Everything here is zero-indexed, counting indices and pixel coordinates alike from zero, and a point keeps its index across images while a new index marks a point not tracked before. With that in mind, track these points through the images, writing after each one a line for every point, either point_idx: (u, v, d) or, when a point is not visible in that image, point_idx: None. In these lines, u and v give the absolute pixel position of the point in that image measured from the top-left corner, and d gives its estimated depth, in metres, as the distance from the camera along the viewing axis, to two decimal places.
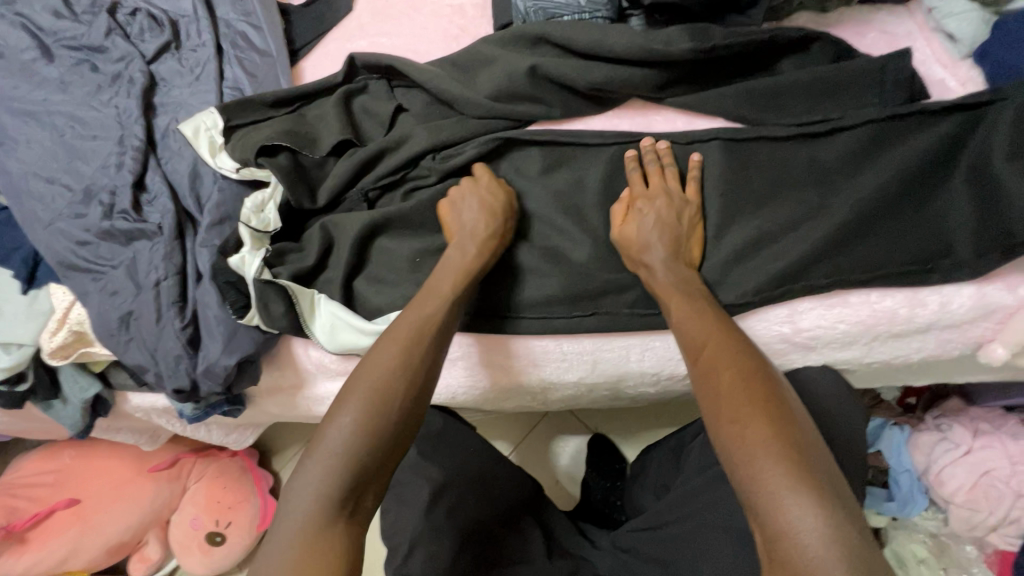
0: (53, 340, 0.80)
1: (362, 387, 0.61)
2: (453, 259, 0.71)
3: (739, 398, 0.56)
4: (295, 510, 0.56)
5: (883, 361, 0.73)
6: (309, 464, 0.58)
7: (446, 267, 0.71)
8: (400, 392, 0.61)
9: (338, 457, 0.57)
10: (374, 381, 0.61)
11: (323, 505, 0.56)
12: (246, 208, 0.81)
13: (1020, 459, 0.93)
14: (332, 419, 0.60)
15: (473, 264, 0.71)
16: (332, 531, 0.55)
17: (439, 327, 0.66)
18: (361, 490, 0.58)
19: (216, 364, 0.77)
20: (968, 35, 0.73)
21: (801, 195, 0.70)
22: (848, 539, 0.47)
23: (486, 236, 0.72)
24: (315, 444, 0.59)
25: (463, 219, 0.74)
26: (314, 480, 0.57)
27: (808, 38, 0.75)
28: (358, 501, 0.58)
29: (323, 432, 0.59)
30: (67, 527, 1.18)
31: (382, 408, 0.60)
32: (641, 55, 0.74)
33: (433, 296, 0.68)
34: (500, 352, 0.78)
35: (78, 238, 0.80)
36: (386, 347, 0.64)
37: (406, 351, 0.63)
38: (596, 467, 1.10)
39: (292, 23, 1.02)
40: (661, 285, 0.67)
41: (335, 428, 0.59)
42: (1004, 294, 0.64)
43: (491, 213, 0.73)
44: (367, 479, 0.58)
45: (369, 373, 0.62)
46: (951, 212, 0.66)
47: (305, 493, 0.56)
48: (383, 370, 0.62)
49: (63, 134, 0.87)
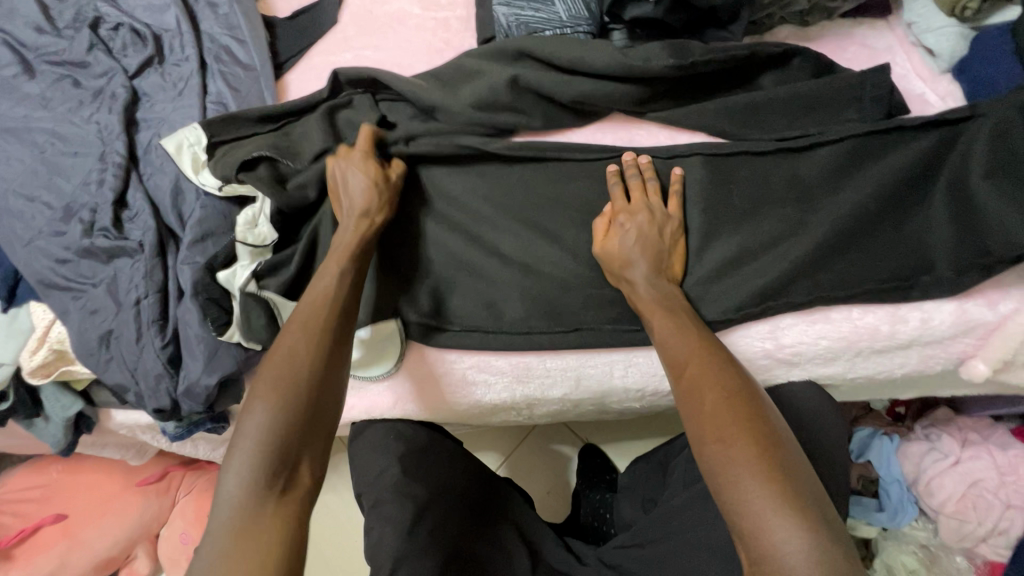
0: (34, 359, 0.79)
1: (272, 373, 0.61)
2: (336, 239, 0.72)
3: (722, 416, 0.56)
4: (224, 501, 0.54)
5: (866, 376, 0.72)
6: (233, 455, 0.57)
7: (334, 249, 0.71)
8: (307, 369, 0.61)
9: (259, 441, 0.56)
10: (280, 364, 0.61)
11: (250, 495, 0.54)
12: (238, 225, 0.79)
13: (1008, 470, 0.93)
14: (249, 407, 0.59)
15: (355, 240, 0.71)
16: (266, 513, 0.54)
17: (337, 303, 0.66)
18: (292, 468, 0.57)
19: (197, 384, 0.76)
20: (947, 50, 0.73)
21: (781, 210, 0.70)
22: (831, 562, 0.46)
23: (365, 214, 0.73)
24: (237, 435, 0.58)
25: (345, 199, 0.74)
26: (238, 468, 0.56)
27: (788, 53, 0.75)
28: (291, 480, 0.57)
29: (243, 422, 0.58)
30: (52, 543, 1.16)
31: (294, 386, 0.59)
32: (621, 71, 0.74)
33: (327, 276, 0.68)
34: (416, 366, 0.79)
35: (59, 256, 0.80)
36: (290, 332, 0.64)
37: (314, 337, 0.63)
38: (586, 479, 1.09)
39: (277, 36, 1.02)
40: (645, 302, 0.67)
41: (252, 414, 0.58)
42: (984, 310, 0.64)
43: (371, 193, 0.73)
44: (294, 457, 0.57)
45: (274, 358, 0.62)
46: (929, 229, 0.66)
47: (231, 483, 0.55)
48: (289, 352, 0.62)
49: (44, 150, 0.87)
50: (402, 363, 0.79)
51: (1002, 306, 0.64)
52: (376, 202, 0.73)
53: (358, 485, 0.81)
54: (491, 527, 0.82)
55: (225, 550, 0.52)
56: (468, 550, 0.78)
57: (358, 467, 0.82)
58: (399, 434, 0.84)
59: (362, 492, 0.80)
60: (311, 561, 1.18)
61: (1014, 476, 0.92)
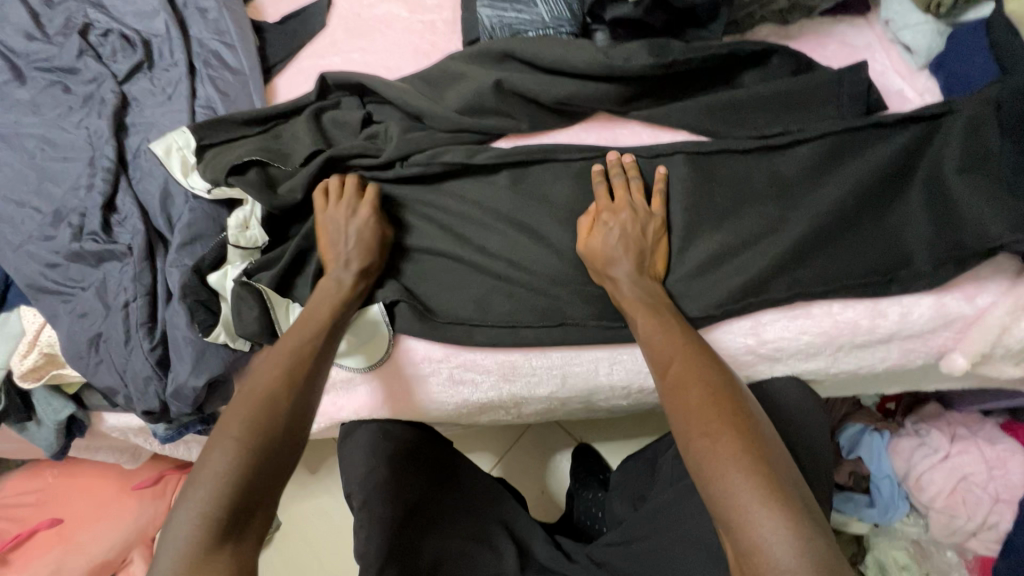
0: (24, 362, 0.80)
1: (243, 411, 0.60)
2: (321, 289, 0.73)
3: (707, 411, 0.56)
4: (178, 540, 0.53)
5: (849, 371, 0.73)
6: (191, 491, 0.55)
7: (320, 299, 0.72)
8: (279, 410, 0.61)
9: (223, 477, 0.55)
10: (252, 403, 0.60)
11: (206, 532, 0.53)
12: (230, 228, 0.80)
13: (997, 464, 0.93)
14: (212, 446, 0.58)
15: (345, 294, 0.73)
16: (220, 558, 0.53)
17: (317, 349, 0.68)
18: (251, 511, 0.56)
19: (185, 385, 0.76)
20: (922, 46, 0.74)
21: (762, 208, 0.70)
22: (816, 550, 0.47)
23: (361, 271, 0.74)
24: (195, 474, 0.56)
25: (338, 248, 0.75)
26: (198, 505, 0.54)
27: (767, 51, 0.75)
28: (248, 521, 0.56)
29: (203, 461, 0.57)
30: (48, 548, 1.16)
31: (266, 428, 0.59)
32: (602, 71, 0.75)
33: (310, 323, 0.69)
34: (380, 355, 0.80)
35: (48, 260, 0.80)
36: (264, 373, 0.64)
37: (291, 374, 0.64)
38: (577, 478, 1.09)
39: (267, 40, 1.03)
40: (629, 299, 0.67)
41: (214, 454, 0.57)
42: (961, 304, 0.65)
43: (368, 247, 0.75)
44: (255, 501, 0.56)
45: (243, 397, 0.61)
46: (906, 224, 0.66)
47: (185, 522, 0.54)
48: (261, 392, 0.61)
49: (34, 156, 0.87)
50: (382, 359, 0.80)
51: (979, 299, 0.65)
52: (376, 255, 0.75)
53: (346, 485, 0.80)
54: (481, 526, 0.82)
55: None
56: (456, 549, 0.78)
57: (347, 466, 0.82)
58: (387, 433, 0.84)
59: (351, 492, 0.79)
60: (306, 563, 1.18)
61: (1003, 470, 0.92)
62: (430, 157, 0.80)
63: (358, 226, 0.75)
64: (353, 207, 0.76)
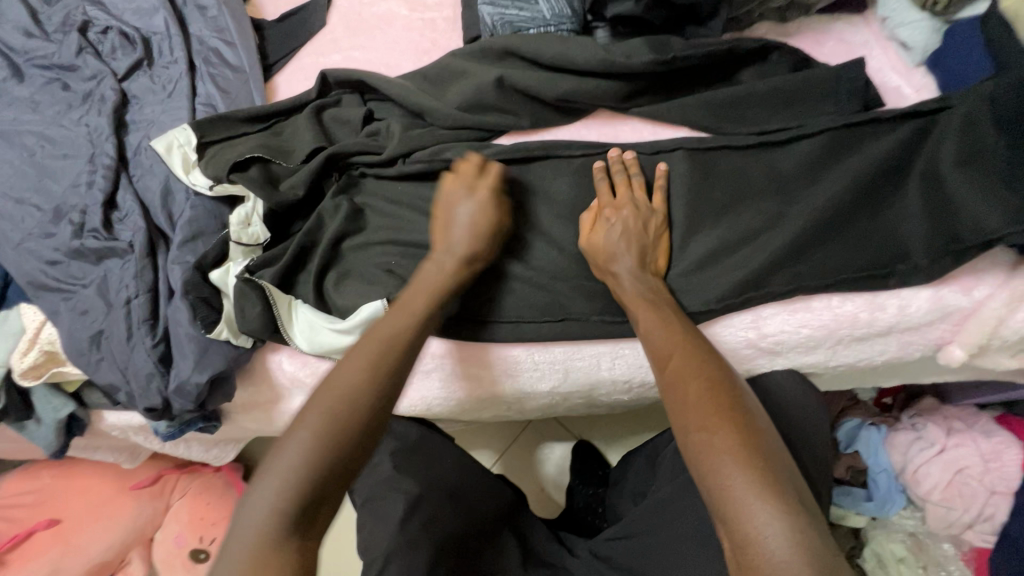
0: (24, 360, 0.80)
1: (323, 403, 0.60)
2: (424, 273, 0.71)
3: (705, 405, 0.57)
4: (249, 521, 0.54)
5: (848, 364, 0.74)
6: (263, 479, 0.56)
7: (419, 287, 0.70)
8: (360, 404, 0.60)
9: (293, 470, 0.56)
10: (338, 395, 0.60)
11: (274, 524, 0.53)
12: (233, 225, 0.80)
13: (992, 457, 0.94)
14: (292, 431, 0.58)
15: (444, 283, 0.70)
16: (288, 549, 0.53)
17: (410, 342, 0.66)
18: (318, 505, 0.56)
19: (188, 382, 0.76)
20: (920, 43, 0.75)
21: (761, 203, 0.71)
22: (810, 543, 0.47)
23: (468, 257, 0.71)
24: (273, 456, 0.57)
25: (453, 231, 0.72)
26: (269, 495, 0.55)
27: (766, 48, 0.76)
28: (315, 516, 0.56)
29: (282, 444, 0.58)
30: (47, 548, 1.16)
31: (345, 421, 0.59)
32: (603, 68, 0.75)
33: (407, 311, 0.67)
34: (463, 363, 0.79)
35: (49, 257, 0.80)
36: (353, 360, 0.63)
37: (376, 365, 0.62)
38: (577, 474, 1.09)
39: (267, 38, 1.03)
40: (628, 294, 0.68)
41: (292, 440, 0.57)
42: (959, 296, 0.66)
43: (479, 232, 0.71)
44: (324, 495, 0.56)
45: (328, 384, 0.61)
46: (904, 217, 0.67)
47: (257, 504, 0.54)
48: (346, 381, 0.61)
49: (34, 153, 0.87)
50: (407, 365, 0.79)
51: (976, 292, 0.65)
52: (488, 241, 0.72)
53: None
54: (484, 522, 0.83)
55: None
56: (458, 546, 0.78)
57: None
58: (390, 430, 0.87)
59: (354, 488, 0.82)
60: None
61: (998, 463, 0.93)
62: (433, 154, 0.80)
63: (478, 209, 0.72)
64: (475, 187, 0.73)
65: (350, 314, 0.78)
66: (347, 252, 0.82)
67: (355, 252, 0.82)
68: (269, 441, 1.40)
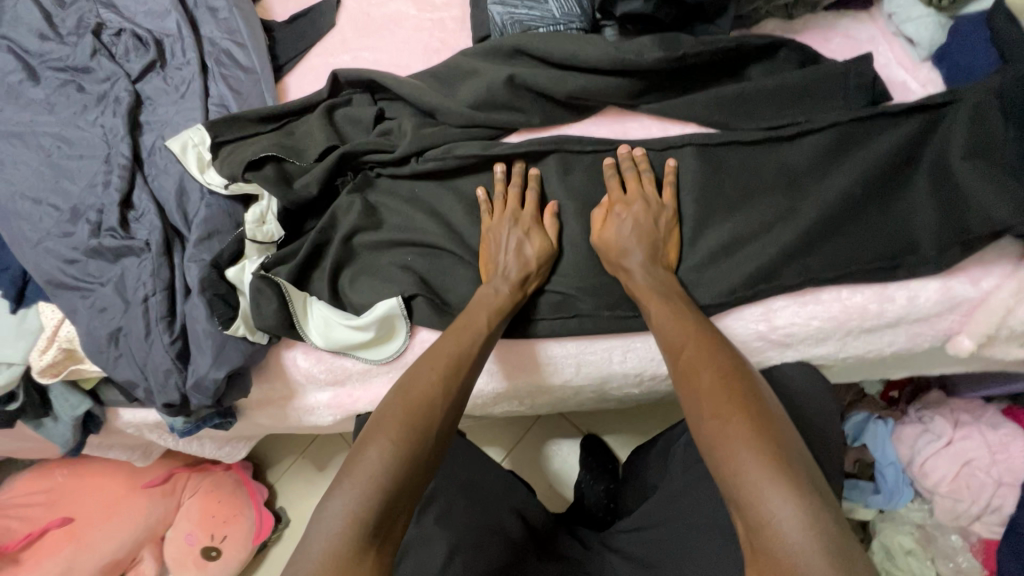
0: (43, 358, 0.81)
1: (397, 415, 0.62)
2: (483, 295, 0.74)
3: (718, 395, 0.58)
4: (327, 531, 0.53)
5: (857, 356, 0.75)
6: (344, 483, 0.56)
7: (478, 305, 0.73)
8: (433, 418, 0.62)
9: (377, 475, 0.56)
10: (414, 406, 0.63)
11: (356, 529, 0.53)
12: (247, 223, 0.82)
13: (999, 449, 0.95)
14: (370, 443, 0.59)
15: (507, 304, 0.72)
16: (367, 557, 0.52)
17: (473, 359, 0.69)
18: (394, 518, 0.56)
19: (205, 378, 0.77)
20: (926, 39, 0.76)
21: (772, 197, 0.72)
22: (823, 526, 0.48)
23: (519, 282, 0.73)
24: (351, 467, 0.58)
25: (498, 260, 0.76)
26: (353, 496, 0.55)
27: (774, 45, 0.77)
28: (388, 531, 0.55)
29: (360, 455, 0.58)
30: (60, 547, 1.17)
31: (421, 435, 0.61)
32: (614, 66, 0.77)
33: (469, 329, 0.70)
34: (510, 360, 0.79)
35: (67, 256, 0.81)
36: (423, 376, 0.66)
37: (446, 380, 0.66)
38: (591, 470, 1.10)
39: (277, 39, 1.04)
40: (641, 287, 0.69)
41: (371, 451, 0.58)
42: (967, 287, 0.67)
43: (527, 260, 0.74)
44: (400, 503, 0.57)
45: (400, 398, 0.64)
46: (913, 210, 0.68)
47: (337, 514, 0.54)
48: (420, 396, 0.63)
49: (50, 154, 0.88)
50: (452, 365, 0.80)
51: (984, 282, 0.66)
52: (530, 274, 0.74)
53: None
54: (496, 516, 0.84)
55: None
56: (471, 539, 0.79)
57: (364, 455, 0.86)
58: None
59: None
60: None
61: (1005, 454, 0.94)
62: (446, 152, 0.82)
63: (518, 239, 0.74)
64: (515, 219, 0.76)
65: (365, 311, 0.79)
66: (362, 251, 0.83)
67: (370, 250, 0.83)
68: (278, 440, 1.41)
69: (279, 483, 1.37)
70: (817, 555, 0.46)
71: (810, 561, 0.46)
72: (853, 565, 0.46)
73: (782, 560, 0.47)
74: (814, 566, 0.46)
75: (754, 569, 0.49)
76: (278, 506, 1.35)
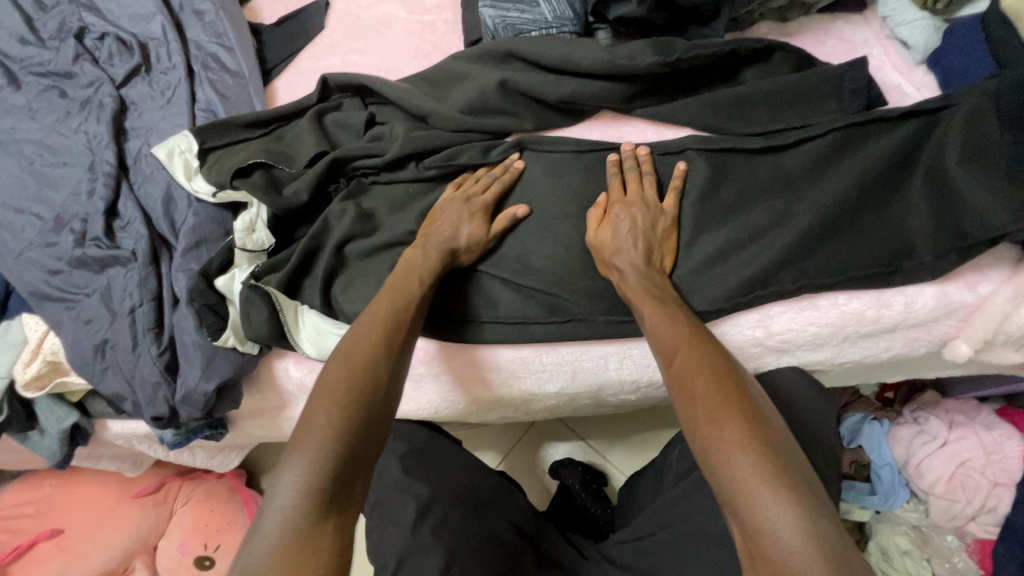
0: (27, 371, 0.79)
1: (339, 378, 0.60)
2: (414, 257, 0.73)
3: (713, 399, 0.57)
4: (282, 508, 0.51)
5: (854, 360, 0.75)
6: (292, 455, 0.54)
7: (410, 269, 0.72)
8: (378, 377, 0.61)
9: (324, 443, 0.55)
10: (356, 367, 0.61)
11: (308, 501, 0.52)
12: (237, 231, 0.80)
13: (994, 449, 0.95)
14: (317, 409, 0.57)
15: (438, 264, 0.73)
16: (324, 528, 0.51)
17: (410, 316, 0.68)
18: (351, 481, 0.55)
19: (195, 390, 0.76)
20: (921, 42, 0.76)
21: (768, 202, 0.71)
22: (821, 532, 0.47)
23: (450, 251, 0.74)
24: (300, 437, 0.56)
25: (434, 228, 0.75)
26: (300, 469, 0.53)
27: (768, 48, 0.77)
28: (347, 496, 0.54)
29: (304, 423, 0.57)
30: (49, 559, 1.15)
31: (367, 394, 0.59)
32: (607, 70, 0.76)
33: (403, 291, 0.70)
34: (507, 366, 0.79)
35: (50, 267, 0.79)
36: (361, 339, 0.64)
37: (385, 336, 0.65)
38: (587, 489, 1.09)
39: (265, 42, 1.03)
40: (634, 290, 0.68)
41: (319, 418, 0.56)
42: (964, 292, 0.66)
43: (459, 238, 0.74)
44: (354, 466, 0.55)
45: (343, 361, 0.62)
46: (910, 214, 0.67)
47: (290, 486, 0.52)
48: (361, 357, 0.62)
49: (32, 161, 0.86)
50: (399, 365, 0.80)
51: (981, 287, 0.66)
52: (459, 255, 0.75)
53: None
54: (493, 524, 0.83)
55: (277, 561, 0.49)
56: (467, 549, 0.79)
57: None
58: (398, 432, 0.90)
59: None
60: None
61: (1000, 455, 0.94)
62: (442, 157, 0.81)
63: (458, 216, 0.74)
64: (467, 200, 0.76)
65: (356, 321, 0.78)
66: (354, 258, 0.81)
67: (362, 258, 0.81)
68: (272, 447, 1.40)
69: None
70: (816, 564, 0.46)
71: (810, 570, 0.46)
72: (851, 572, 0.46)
73: (780, 570, 0.47)
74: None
75: None
76: None
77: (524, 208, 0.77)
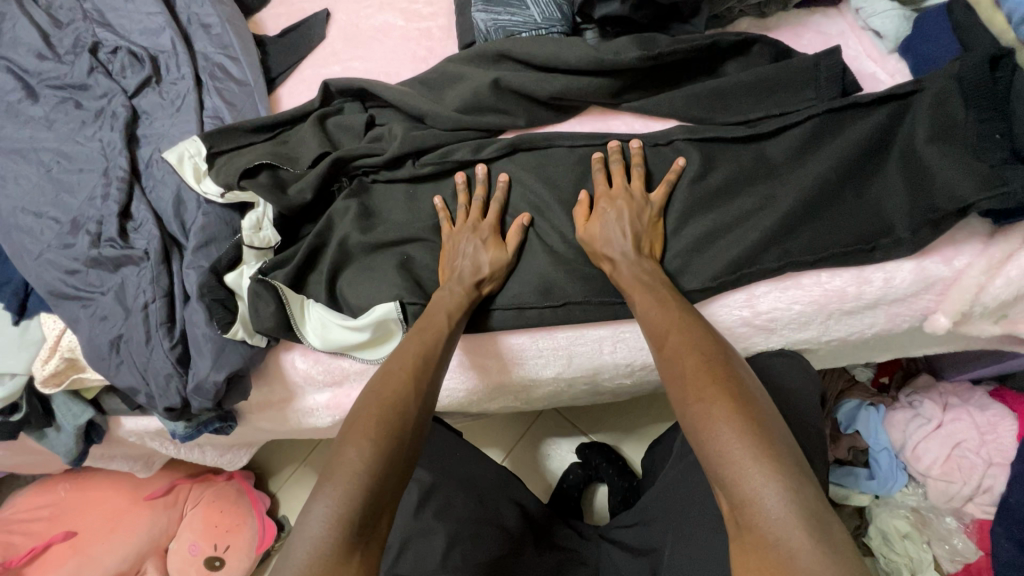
0: (46, 368, 0.83)
1: (370, 416, 0.63)
2: (440, 298, 0.76)
3: (701, 379, 0.59)
4: (312, 537, 0.54)
5: (840, 338, 0.77)
6: (325, 488, 0.57)
7: (436, 309, 0.75)
8: (406, 411, 0.64)
9: (354, 481, 0.57)
10: (387, 405, 0.64)
11: (340, 533, 0.54)
12: (245, 229, 0.84)
13: (988, 429, 0.96)
14: (349, 443, 0.60)
15: (465, 301, 0.76)
16: (351, 564, 0.54)
17: (438, 355, 0.71)
18: (378, 515, 0.58)
19: (205, 380, 0.79)
20: (892, 30, 0.79)
21: (753, 189, 0.74)
22: (802, 499, 0.50)
23: (481, 278, 0.77)
24: (330, 470, 0.58)
25: (456, 266, 0.78)
26: (332, 501, 0.56)
27: (747, 42, 0.80)
28: (372, 531, 0.57)
29: (339, 456, 0.59)
30: (62, 560, 1.17)
31: (394, 430, 0.62)
32: (594, 67, 0.80)
33: (430, 329, 0.73)
34: (508, 353, 0.81)
35: (67, 267, 0.83)
36: (392, 375, 0.68)
37: (416, 376, 0.68)
38: (614, 467, 1.12)
39: (269, 53, 1.07)
40: (626, 278, 0.72)
41: (349, 451, 0.59)
42: (941, 266, 0.69)
43: (479, 274, 0.77)
44: (382, 504, 0.58)
45: (372, 396, 0.65)
46: (887, 195, 0.71)
47: (320, 518, 0.55)
48: (391, 393, 0.65)
49: (50, 169, 0.91)
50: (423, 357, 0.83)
51: (956, 262, 0.68)
52: (485, 282, 0.77)
53: None
54: (493, 510, 0.85)
55: None
56: (469, 532, 0.81)
57: None
58: None
59: None
60: None
61: (994, 435, 0.96)
62: (442, 156, 0.85)
63: (473, 249, 0.78)
64: (474, 228, 0.79)
65: (363, 314, 0.81)
66: (357, 253, 0.84)
67: (363, 253, 0.84)
68: (279, 449, 1.42)
69: (280, 492, 1.38)
70: (797, 530, 0.48)
71: (791, 537, 0.48)
72: (829, 535, 0.48)
73: (765, 537, 0.49)
74: (794, 541, 0.48)
75: (738, 548, 0.51)
76: (280, 514, 1.35)
77: (527, 216, 0.80)
